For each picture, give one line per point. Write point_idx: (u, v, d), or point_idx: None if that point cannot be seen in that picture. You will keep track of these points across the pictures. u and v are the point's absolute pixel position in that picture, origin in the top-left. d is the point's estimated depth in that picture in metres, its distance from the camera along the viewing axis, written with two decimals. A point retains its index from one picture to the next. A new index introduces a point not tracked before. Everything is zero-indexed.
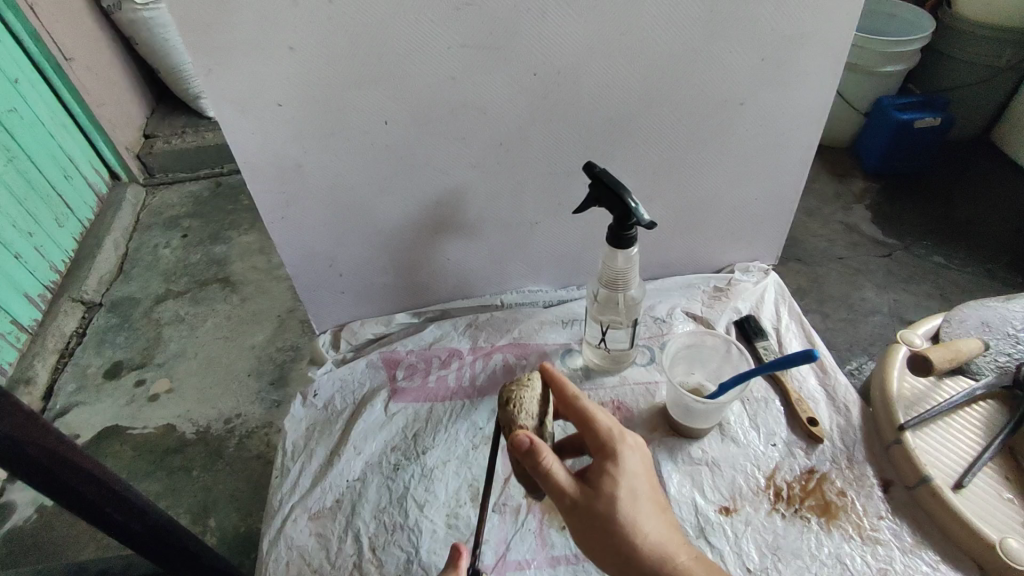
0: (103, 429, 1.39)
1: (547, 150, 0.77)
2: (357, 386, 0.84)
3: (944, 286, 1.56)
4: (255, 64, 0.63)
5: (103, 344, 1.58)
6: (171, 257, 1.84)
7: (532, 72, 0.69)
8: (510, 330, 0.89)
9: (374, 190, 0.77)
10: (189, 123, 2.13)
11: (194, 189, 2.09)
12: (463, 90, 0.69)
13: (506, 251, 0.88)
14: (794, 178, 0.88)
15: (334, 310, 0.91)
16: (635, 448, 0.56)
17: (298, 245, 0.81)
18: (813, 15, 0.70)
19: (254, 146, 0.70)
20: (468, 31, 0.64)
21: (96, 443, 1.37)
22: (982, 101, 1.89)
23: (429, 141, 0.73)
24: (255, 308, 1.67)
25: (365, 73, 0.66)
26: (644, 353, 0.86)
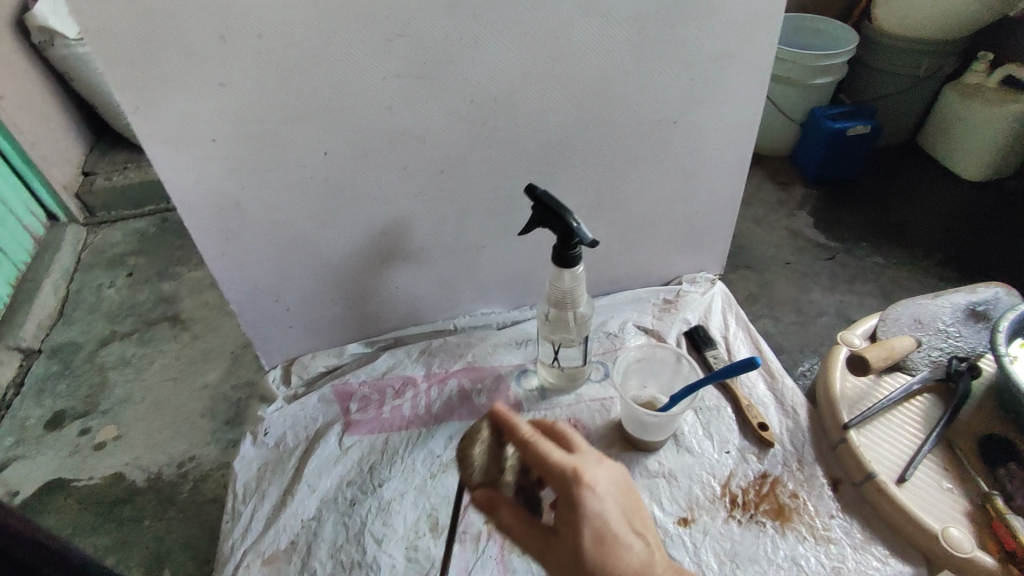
0: (45, 484, 1.32)
1: (489, 174, 0.77)
2: (308, 422, 0.82)
3: (884, 285, 1.63)
4: (185, 102, 0.63)
5: (43, 393, 1.52)
6: (116, 297, 1.78)
7: (468, 99, 0.70)
8: (463, 354, 0.88)
9: (318, 221, 0.76)
10: (131, 159, 2.06)
11: (139, 226, 2.02)
12: (401, 119, 0.70)
13: (456, 276, 0.88)
14: (731, 191, 0.91)
15: (284, 344, 0.89)
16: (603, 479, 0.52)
17: (241, 281, 0.80)
18: (734, 37, 0.73)
19: (189, 185, 0.69)
20: (401, 61, 0.65)
21: (37, 499, 1.30)
22: (905, 108, 2.01)
23: (370, 170, 0.73)
24: (207, 346, 1.62)
25: (301, 106, 0.66)
26: (598, 369, 0.86)
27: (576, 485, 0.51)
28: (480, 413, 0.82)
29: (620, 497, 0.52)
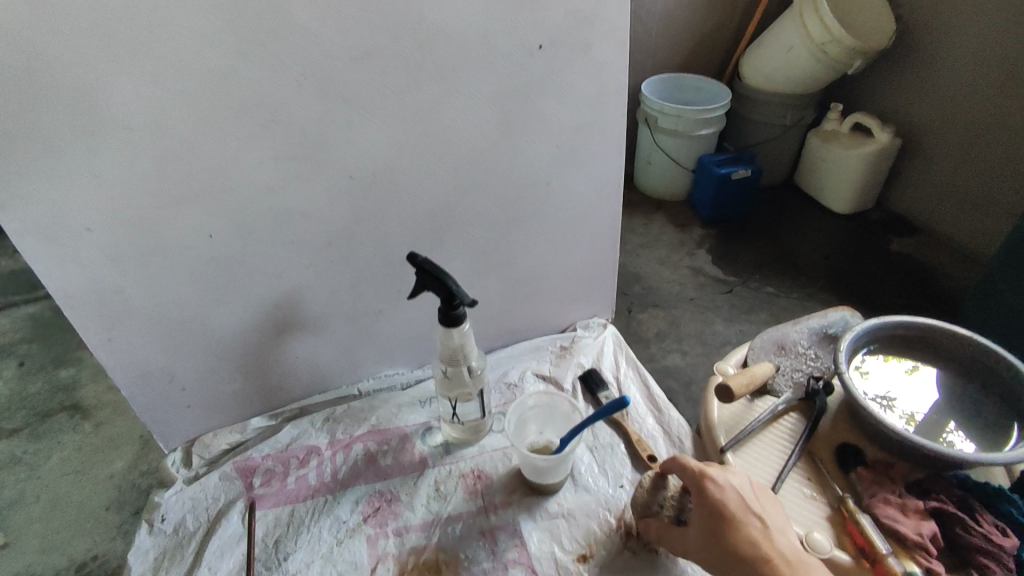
0: None
1: (379, 242, 0.82)
2: (209, 502, 0.80)
3: (775, 313, 1.78)
4: (60, 196, 0.64)
5: None
6: (4, 390, 1.66)
7: (348, 176, 0.75)
8: (367, 417, 0.90)
9: (208, 299, 0.78)
10: None
11: (31, 310, 1.91)
12: (284, 198, 0.74)
13: (356, 341, 0.91)
14: (609, 241, 1.00)
15: (181, 426, 0.88)
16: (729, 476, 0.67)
17: (131, 365, 0.79)
18: (586, 110, 0.83)
19: (69, 274, 0.69)
20: (279, 144, 0.70)
21: None
22: (780, 152, 2.24)
23: (258, 247, 0.76)
24: (111, 434, 1.54)
25: (183, 192, 0.69)
26: (500, 419, 0.91)
27: (707, 482, 0.66)
28: (386, 474, 0.84)
29: (749, 490, 0.66)
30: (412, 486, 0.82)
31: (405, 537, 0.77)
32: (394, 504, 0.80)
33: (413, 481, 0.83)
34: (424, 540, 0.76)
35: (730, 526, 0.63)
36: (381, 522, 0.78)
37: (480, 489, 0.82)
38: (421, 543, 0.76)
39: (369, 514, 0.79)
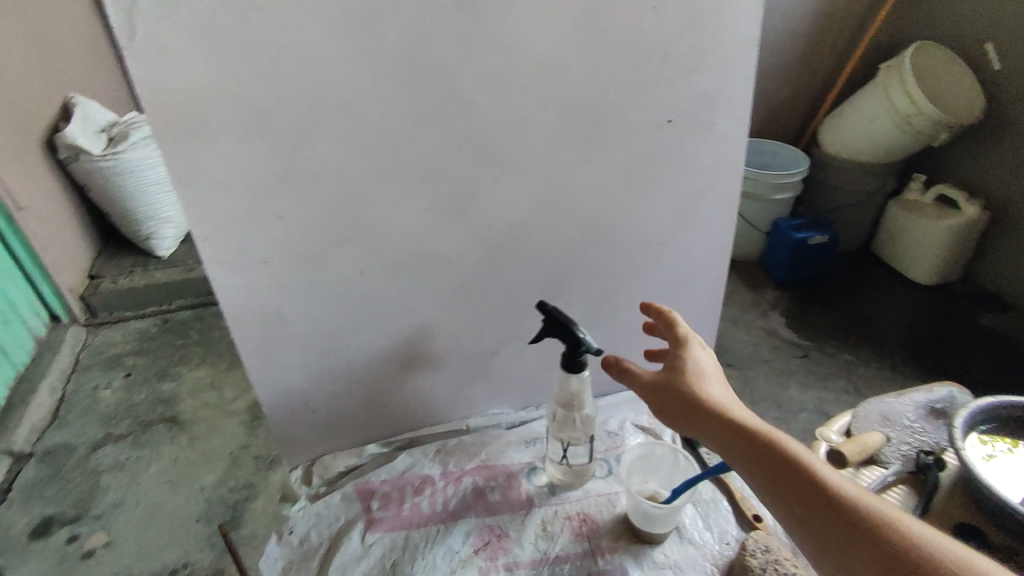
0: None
1: (504, 289, 0.89)
2: (332, 520, 0.86)
3: (855, 381, 1.75)
4: (250, 232, 0.73)
5: (32, 499, 1.49)
6: (113, 398, 1.78)
7: (486, 227, 0.82)
8: (477, 453, 0.95)
9: (349, 331, 0.85)
10: (138, 264, 2.15)
11: (139, 326, 2.06)
12: (430, 244, 0.81)
13: (469, 378, 0.97)
14: (713, 301, 1.03)
15: (305, 446, 0.95)
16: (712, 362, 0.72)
17: (275, 386, 0.87)
18: (707, 178, 0.88)
19: (242, 301, 0.78)
20: (433, 197, 0.78)
21: None
22: (858, 219, 2.22)
23: (401, 287, 0.84)
24: (205, 448, 1.62)
25: (347, 234, 0.77)
26: (601, 465, 0.93)
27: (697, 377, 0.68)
28: (495, 510, 0.88)
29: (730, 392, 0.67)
30: (520, 524, 0.86)
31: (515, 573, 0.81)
32: (503, 540, 0.84)
33: (520, 519, 0.86)
34: None
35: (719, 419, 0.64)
36: (492, 556, 0.82)
37: (585, 533, 0.84)
38: None
39: (480, 546, 0.83)
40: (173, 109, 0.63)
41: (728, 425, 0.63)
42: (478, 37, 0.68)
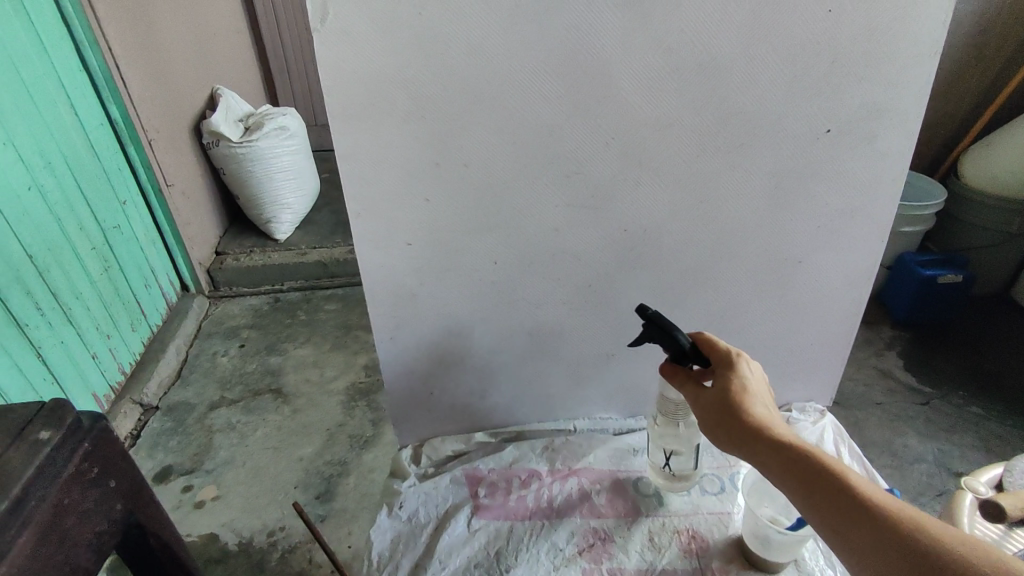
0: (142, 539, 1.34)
1: (630, 293, 0.88)
2: (440, 500, 0.88)
3: (986, 438, 1.58)
4: (400, 213, 0.77)
5: (155, 447, 1.63)
6: (228, 364, 1.92)
7: (622, 228, 0.82)
8: (584, 454, 0.94)
9: (475, 317, 0.87)
10: (258, 244, 2.31)
11: (254, 302, 2.20)
12: (564, 239, 0.82)
13: (582, 377, 0.97)
14: (846, 328, 0.97)
15: (417, 426, 0.98)
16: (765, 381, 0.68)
17: (399, 363, 0.90)
18: (860, 195, 0.83)
19: (383, 277, 0.82)
20: (575, 193, 0.78)
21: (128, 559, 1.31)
22: (999, 262, 1.99)
23: (530, 280, 0.85)
24: (305, 420, 1.70)
25: (489, 223, 0.80)
26: (713, 483, 0.90)
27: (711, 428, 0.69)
28: (600, 514, 0.86)
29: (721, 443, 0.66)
30: (625, 531, 0.84)
31: None
32: (608, 545, 0.83)
33: (626, 526, 0.85)
34: None
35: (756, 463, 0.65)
36: (596, 559, 0.81)
37: (695, 551, 0.81)
38: None
39: (584, 548, 0.82)
40: (351, 92, 0.68)
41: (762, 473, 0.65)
42: (644, 35, 0.68)
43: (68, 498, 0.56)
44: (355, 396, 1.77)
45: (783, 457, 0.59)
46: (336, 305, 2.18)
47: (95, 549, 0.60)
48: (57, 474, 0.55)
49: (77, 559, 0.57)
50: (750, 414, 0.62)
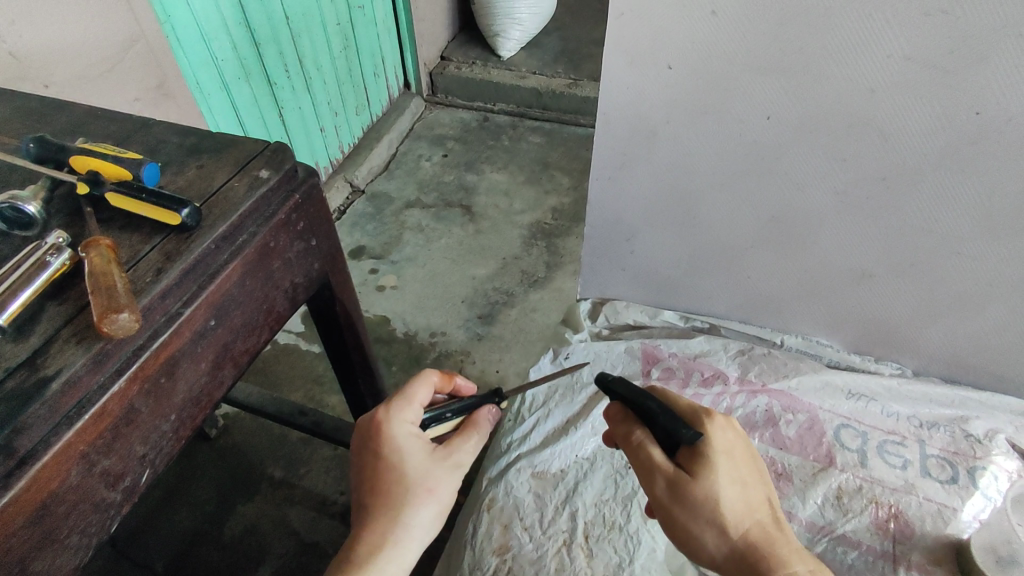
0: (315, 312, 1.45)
1: (932, 204, 0.63)
2: (608, 366, 0.84)
3: None
4: (668, 22, 0.58)
5: (356, 227, 1.75)
6: (430, 170, 1.95)
7: (974, 110, 0.55)
8: (786, 376, 0.79)
9: (712, 182, 0.70)
10: (481, 56, 2.21)
11: (465, 117, 2.17)
12: (878, 105, 0.57)
13: (816, 292, 0.77)
14: None
15: (604, 283, 0.90)
16: (725, 426, 0.52)
17: (609, 208, 0.79)
18: None
19: (620, 102, 0.66)
20: (924, 42, 0.52)
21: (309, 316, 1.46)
22: None
23: (800, 152, 0.63)
24: (484, 243, 1.70)
25: (779, 59, 0.57)
26: (943, 469, 0.70)
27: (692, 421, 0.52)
28: (783, 446, 0.74)
29: (725, 450, 0.50)
30: (810, 477, 0.71)
31: (786, 524, 0.68)
32: (783, 482, 0.71)
33: (811, 472, 0.71)
34: (803, 541, 0.67)
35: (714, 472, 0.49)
36: None
37: (892, 533, 0.66)
38: (801, 542, 0.67)
39: None
40: None
41: (738, 469, 0.50)
42: None
43: (276, 241, 0.54)
44: (537, 236, 1.72)
45: (752, 560, 0.48)
46: (541, 138, 2.06)
47: (291, 298, 0.59)
48: (269, 214, 0.54)
49: (274, 302, 0.57)
50: (670, 511, 0.50)
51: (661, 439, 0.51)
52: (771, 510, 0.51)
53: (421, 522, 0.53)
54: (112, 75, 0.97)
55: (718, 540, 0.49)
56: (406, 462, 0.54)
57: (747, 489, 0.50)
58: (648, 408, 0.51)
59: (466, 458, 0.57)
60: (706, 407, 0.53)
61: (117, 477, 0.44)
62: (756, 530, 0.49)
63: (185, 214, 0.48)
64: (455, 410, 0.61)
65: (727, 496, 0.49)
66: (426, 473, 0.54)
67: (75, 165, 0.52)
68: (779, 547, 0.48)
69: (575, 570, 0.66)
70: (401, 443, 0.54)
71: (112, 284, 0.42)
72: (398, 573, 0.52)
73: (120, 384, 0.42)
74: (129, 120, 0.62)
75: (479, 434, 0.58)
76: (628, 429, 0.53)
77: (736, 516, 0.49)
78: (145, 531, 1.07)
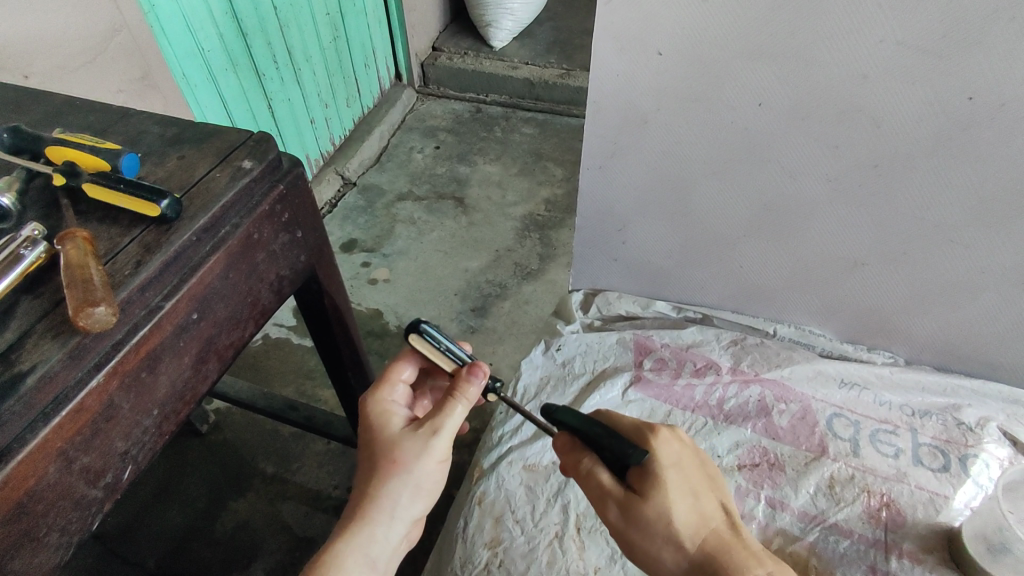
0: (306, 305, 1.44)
1: (925, 191, 0.62)
2: (600, 357, 0.84)
3: None
4: (658, 7, 0.57)
5: (347, 220, 1.74)
6: (422, 162, 1.93)
7: (966, 96, 0.54)
8: (779, 366, 0.79)
9: (703, 170, 0.69)
10: (473, 46, 2.19)
11: (457, 108, 2.15)
12: (869, 91, 0.56)
13: (808, 281, 0.77)
14: None
15: (596, 273, 0.89)
16: (670, 439, 0.53)
17: (600, 198, 0.78)
18: None
19: (609, 89, 0.65)
20: (917, 26, 0.51)
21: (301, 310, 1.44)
22: None
23: (792, 140, 0.63)
24: (477, 236, 1.69)
25: (771, 45, 0.56)
26: (935, 457, 0.70)
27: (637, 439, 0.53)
28: (776, 435, 0.74)
29: (671, 466, 0.51)
30: (803, 466, 0.71)
31: (779, 514, 0.68)
32: (776, 472, 0.71)
33: (803, 461, 0.71)
34: (796, 531, 0.67)
35: (662, 489, 0.50)
36: (756, 482, 0.70)
37: (884, 521, 0.66)
38: (793, 532, 0.67)
39: (746, 464, 0.72)
40: None
41: (686, 483, 0.51)
42: None
43: (260, 233, 0.53)
44: (530, 228, 1.71)
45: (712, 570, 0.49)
46: (534, 130, 2.05)
47: (277, 291, 0.58)
48: (253, 205, 0.53)
49: (259, 295, 0.56)
50: (626, 535, 0.51)
51: (609, 463, 0.52)
52: (725, 517, 0.52)
53: (388, 495, 0.52)
54: (94, 66, 0.95)
55: (675, 555, 0.50)
56: (380, 435, 0.55)
57: (697, 501, 0.51)
58: (593, 436, 0.52)
59: (444, 426, 0.54)
60: (649, 422, 0.54)
61: (98, 474, 0.43)
62: (713, 540, 0.50)
63: (165, 205, 0.47)
64: (452, 355, 0.58)
65: (677, 512, 0.50)
66: (394, 444, 0.54)
67: (52, 157, 0.51)
68: (736, 554, 0.49)
69: (567, 562, 0.66)
70: (376, 417, 0.57)
71: (88, 277, 0.41)
72: (373, 547, 0.52)
73: (99, 379, 0.41)
74: (109, 111, 0.61)
75: (460, 400, 0.54)
76: (577, 457, 0.53)
77: (690, 530, 0.50)
78: (137, 528, 1.06)
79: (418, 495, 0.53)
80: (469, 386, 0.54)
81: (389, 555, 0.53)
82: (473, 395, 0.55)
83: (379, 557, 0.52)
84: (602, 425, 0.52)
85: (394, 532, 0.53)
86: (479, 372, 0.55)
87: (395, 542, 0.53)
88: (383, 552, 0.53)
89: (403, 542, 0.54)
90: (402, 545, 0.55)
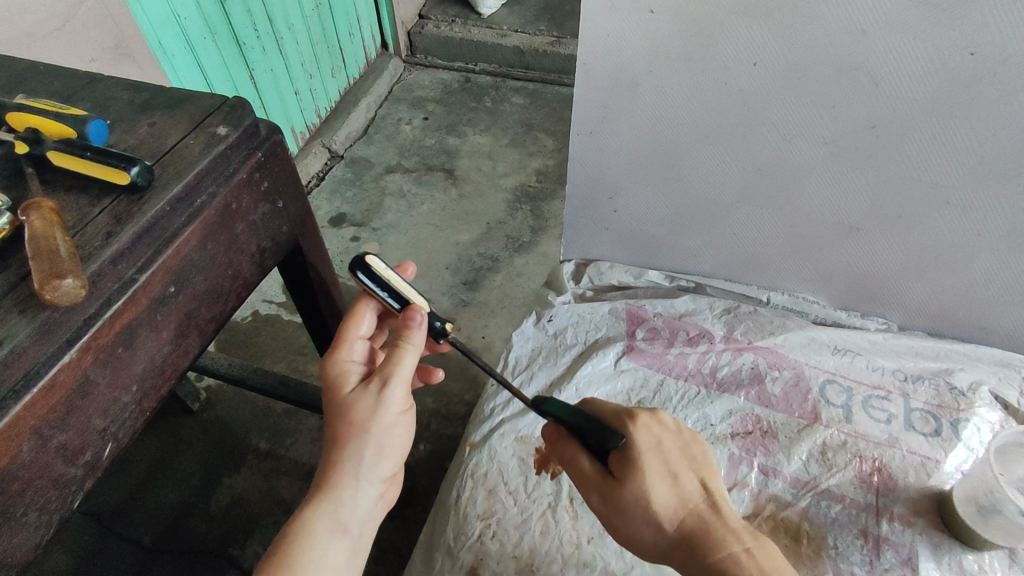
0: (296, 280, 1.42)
1: (923, 153, 0.61)
2: (592, 328, 0.83)
3: None
4: None
5: (335, 194, 1.71)
6: (410, 133, 1.89)
7: (968, 51, 0.52)
8: (772, 334, 0.78)
9: (696, 134, 0.67)
10: (461, 14, 2.13)
11: (446, 78, 2.10)
12: (868, 48, 0.54)
13: (803, 246, 0.76)
14: None
15: (588, 243, 0.88)
16: (651, 422, 0.53)
17: (592, 165, 0.76)
18: None
19: (598, 50, 0.63)
20: None
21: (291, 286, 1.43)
22: None
23: (789, 99, 0.61)
24: (468, 208, 1.67)
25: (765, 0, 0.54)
26: (926, 422, 0.70)
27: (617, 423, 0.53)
28: (768, 404, 0.73)
29: (649, 448, 0.51)
30: (796, 433, 0.71)
31: (771, 481, 0.68)
32: (768, 440, 0.71)
33: (796, 429, 0.71)
34: (788, 497, 0.67)
35: (638, 473, 0.50)
36: (749, 449, 0.70)
37: (875, 486, 0.67)
38: (785, 498, 0.67)
39: (739, 432, 0.72)
40: None
41: (664, 464, 0.51)
42: None
43: (238, 202, 0.51)
44: (521, 200, 1.69)
45: (690, 550, 0.49)
46: (525, 99, 2.00)
47: (258, 263, 0.56)
48: (229, 173, 0.51)
49: (240, 267, 0.54)
50: (609, 519, 0.52)
51: (590, 449, 0.53)
52: (709, 497, 0.51)
53: (352, 457, 0.51)
54: (63, 34, 0.91)
55: (656, 537, 0.50)
56: (337, 397, 0.54)
57: (678, 483, 0.50)
58: (576, 426, 0.52)
59: (393, 377, 0.53)
60: (629, 407, 0.54)
61: (76, 452, 0.42)
62: (692, 520, 0.49)
63: (135, 172, 0.45)
64: (395, 299, 0.57)
65: (653, 494, 0.49)
66: (348, 403, 0.52)
67: (13, 124, 0.49)
68: (714, 532, 0.48)
69: (560, 532, 0.66)
70: (334, 378, 0.55)
71: (54, 248, 0.39)
72: (341, 511, 0.51)
73: (72, 355, 0.40)
74: (76, 76, 0.58)
75: (406, 348, 0.53)
76: (562, 446, 0.55)
77: (667, 512, 0.49)
78: (131, 505, 1.06)
79: (382, 453, 0.52)
80: (411, 331, 0.54)
81: (362, 517, 0.52)
82: (417, 339, 0.54)
83: (351, 521, 0.52)
84: (584, 416, 0.53)
85: (363, 493, 0.52)
86: (415, 316, 0.54)
87: (367, 504, 0.53)
88: (355, 515, 0.52)
89: (376, 502, 0.54)
90: (376, 506, 0.54)
